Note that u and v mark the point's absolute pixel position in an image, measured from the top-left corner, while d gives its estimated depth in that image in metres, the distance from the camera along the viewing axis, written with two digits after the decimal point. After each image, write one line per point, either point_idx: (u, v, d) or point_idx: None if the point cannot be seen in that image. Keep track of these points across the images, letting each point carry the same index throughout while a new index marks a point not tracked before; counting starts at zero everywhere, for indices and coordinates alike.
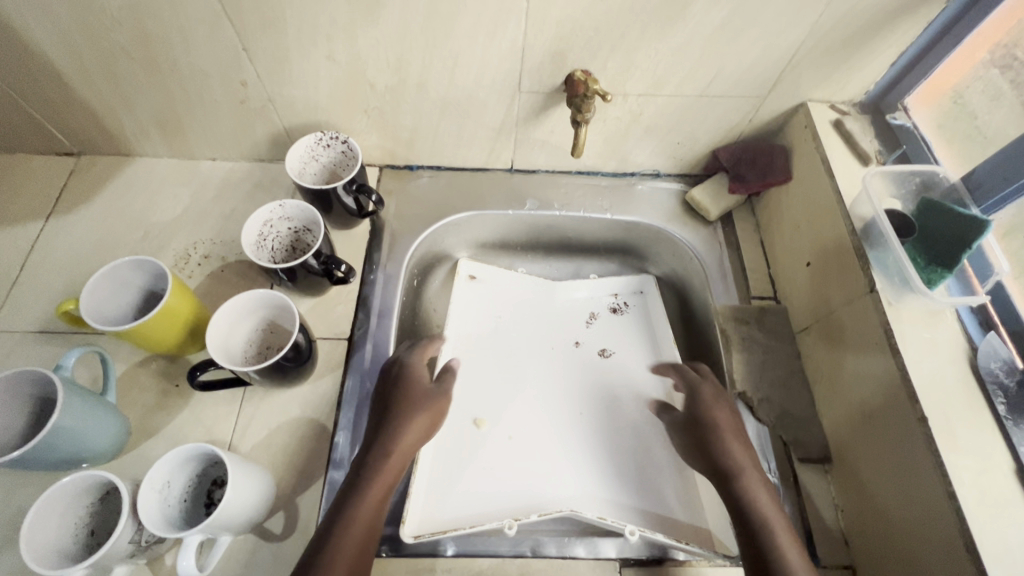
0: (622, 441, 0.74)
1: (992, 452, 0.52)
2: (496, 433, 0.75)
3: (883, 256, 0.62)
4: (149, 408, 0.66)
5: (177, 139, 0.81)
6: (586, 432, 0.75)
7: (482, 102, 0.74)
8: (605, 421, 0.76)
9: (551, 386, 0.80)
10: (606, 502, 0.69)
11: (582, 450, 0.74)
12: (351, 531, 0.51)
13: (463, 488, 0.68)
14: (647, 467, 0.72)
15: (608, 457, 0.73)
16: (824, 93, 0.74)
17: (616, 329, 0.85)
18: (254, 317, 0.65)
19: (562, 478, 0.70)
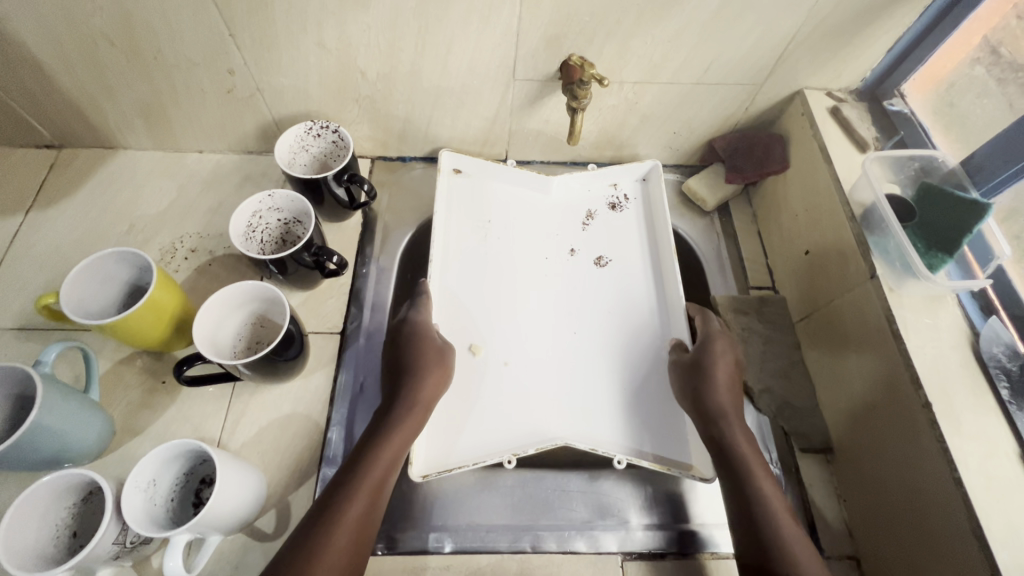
0: (620, 346, 0.70)
1: (997, 437, 0.51)
2: (491, 356, 0.70)
3: (883, 242, 0.61)
4: (134, 406, 0.64)
5: (163, 130, 0.79)
6: (581, 348, 0.71)
7: (476, 90, 0.73)
8: (602, 332, 0.72)
9: (544, 301, 0.74)
10: (602, 417, 0.65)
11: (577, 369, 0.69)
12: (357, 495, 0.49)
13: (460, 418, 0.64)
14: (645, 377, 0.68)
15: (606, 371, 0.69)
16: (820, 81, 0.73)
17: (614, 227, 0.80)
18: (242, 308, 0.63)
19: (563, 394, 0.67)
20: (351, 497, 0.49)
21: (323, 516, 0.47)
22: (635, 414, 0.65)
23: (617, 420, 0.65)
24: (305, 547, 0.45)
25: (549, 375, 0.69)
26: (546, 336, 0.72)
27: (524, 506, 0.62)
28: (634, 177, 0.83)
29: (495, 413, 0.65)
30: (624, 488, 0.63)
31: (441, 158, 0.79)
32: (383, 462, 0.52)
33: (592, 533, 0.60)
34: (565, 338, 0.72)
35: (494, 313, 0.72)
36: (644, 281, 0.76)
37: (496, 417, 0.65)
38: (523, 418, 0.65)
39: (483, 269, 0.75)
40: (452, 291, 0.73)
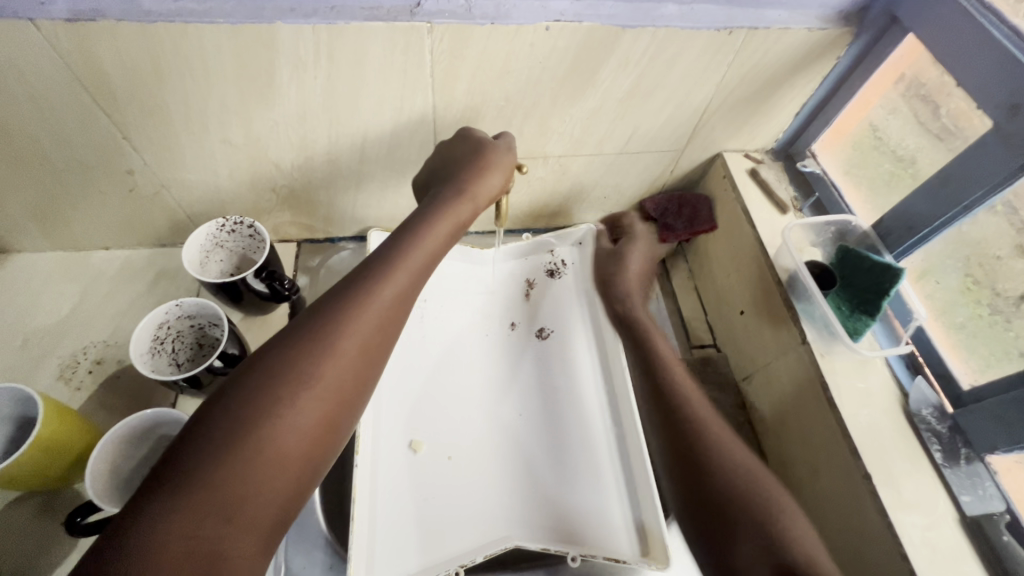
0: (564, 426, 0.69)
1: (936, 504, 0.51)
2: (433, 451, 0.66)
3: (810, 309, 0.62)
4: (25, 558, 0.56)
5: (61, 233, 0.73)
6: (526, 433, 0.68)
7: (399, 173, 0.71)
8: (545, 413, 0.70)
9: (486, 380, 0.72)
10: (550, 508, 0.63)
11: (524, 458, 0.66)
12: (311, 390, 0.40)
13: (401, 530, 0.59)
14: (594, 458, 0.67)
15: (555, 456, 0.66)
16: (737, 143, 0.75)
17: (555, 294, 0.79)
18: (101, 474, 0.53)
19: (510, 486, 0.64)
20: (304, 390, 0.39)
21: (264, 401, 0.38)
22: (584, 502, 0.64)
23: (566, 510, 0.63)
24: (256, 397, 0.38)
25: (493, 467, 0.66)
26: (489, 421, 0.69)
27: None
28: (570, 241, 0.82)
29: (440, 518, 0.61)
30: None
31: (370, 238, 0.75)
32: (359, 335, 0.43)
33: None
34: (509, 422, 0.69)
35: (434, 404, 0.69)
36: (586, 352, 0.75)
37: (439, 523, 0.61)
38: (468, 517, 0.62)
39: (421, 357, 0.72)
40: (386, 386, 0.69)
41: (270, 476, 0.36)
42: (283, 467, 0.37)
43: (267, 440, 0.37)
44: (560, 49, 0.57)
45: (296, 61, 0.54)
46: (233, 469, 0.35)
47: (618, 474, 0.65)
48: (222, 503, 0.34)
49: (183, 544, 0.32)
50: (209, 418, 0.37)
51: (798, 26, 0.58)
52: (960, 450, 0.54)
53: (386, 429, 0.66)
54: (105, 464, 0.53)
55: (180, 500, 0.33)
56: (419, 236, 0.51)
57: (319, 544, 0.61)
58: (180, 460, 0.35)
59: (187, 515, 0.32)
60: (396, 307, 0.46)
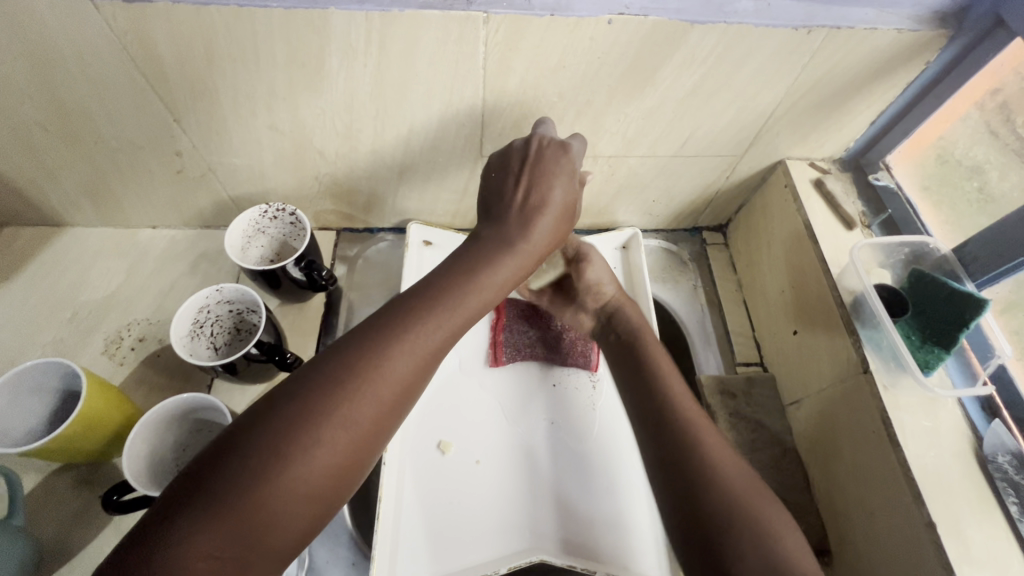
0: (599, 438, 0.66)
1: (1009, 563, 0.47)
2: (463, 455, 0.64)
3: (875, 336, 0.57)
4: (66, 526, 0.58)
5: (111, 209, 0.74)
6: (557, 442, 0.66)
7: (443, 166, 0.69)
8: (578, 424, 0.67)
9: (517, 385, 0.70)
10: (580, 524, 0.61)
11: (557, 468, 0.64)
12: (366, 394, 0.38)
13: (426, 532, 0.58)
14: (626, 475, 0.64)
15: (586, 468, 0.64)
16: (802, 151, 0.70)
17: None
18: (142, 487, 0.52)
19: (538, 497, 0.62)
20: (359, 391, 0.38)
21: (322, 400, 0.37)
22: (617, 520, 0.61)
23: (597, 525, 0.61)
24: (311, 403, 0.37)
25: (522, 476, 0.63)
26: (518, 427, 0.67)
27: None
28: (614, 244, 0.80)
29: (464, 523, 0.60)
30: None
31: (408, 231, 0.76)
32: (426, 348, 0.42)
33: None
34: (540, 431, 0.67)
35: (462, 405, 0.68)
36: None
37: (463, 528, 0.59)
38: (494, 522, 0.60)
39: (453, 360, 0.70)
40: None
41: (292, 502, 0.35)
42: (297, 506, 0.35)
43: (279, 481, 0.35)
44: (620, 45, 0.54)
45: (347, 49, 0.52)
46: (249, 506, 0.33)
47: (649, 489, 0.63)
48: (242, 531, 0.33)
49: (206, 562, 0.32)
50: (233, 450, 0.35)
51: (885, 27, 0.53)
52: None
53: (413, 431, 0.64)
54: (142, 445, 0.54)
55: (204, 521, 0.32)
56: (466, 284, 0.45)
57: (344, 540, 0.60)
58: (247, 441, 0.35)
59: (214, 535, 0.32)
60: (442, 345, 0.43)
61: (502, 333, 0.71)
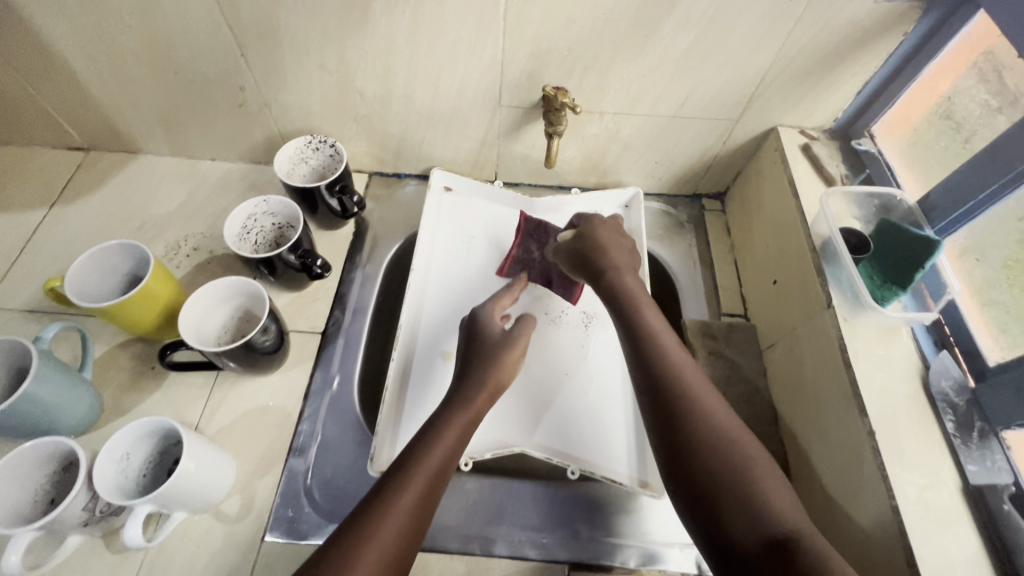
0: (585, 361, 0.74)
1: (941, 470, 0.52)
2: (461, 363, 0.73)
3: (839, 274, 0.63)
4: (122, 389, 0.68)
5: (180, 139, 0.86)
6: (547, 360, 0.74)
7: (465, 114, 0.78)
8: (567, 348, 0.75)
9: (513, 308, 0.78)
10: (559, 429, 0.68)
11: (544, 381, 0.72)
12: (392, 514, 0.46)
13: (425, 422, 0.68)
14: (605, 394, 0.71)
15: (569, 384, 0.72)
16: (793, 118, 0.76)
17: None
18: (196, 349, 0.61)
19: (525, 403, 0.70)
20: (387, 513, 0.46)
21: (358, 530, 0.44)
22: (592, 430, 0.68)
23: (575, 431, 0.68)
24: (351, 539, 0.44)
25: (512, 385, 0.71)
26: None
27: (483, 509, 0.64)
28: (617, 202, 0.88)
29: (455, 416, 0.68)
30: (576, 499, 0.65)
31: (432, 176, 0.85)
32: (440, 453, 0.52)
33: (545, 542, 0.62)
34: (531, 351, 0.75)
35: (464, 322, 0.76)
36: None
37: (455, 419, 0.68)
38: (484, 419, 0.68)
39: (460, 287, 0.79)
40: (428, 304, 0.78)
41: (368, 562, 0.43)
42: None
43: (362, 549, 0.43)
44: (623, 2, 0.62)
45: None
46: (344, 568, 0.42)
47: (627, 405, 0.71)
48: None
49: None
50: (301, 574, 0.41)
51: None
52: (975, 423, 0.54)
53: (422, 342, 0.74)
54: (193, 317, 0.63)
55: None
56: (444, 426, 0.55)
57: (352, 424, 0.68)
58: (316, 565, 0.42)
59: None
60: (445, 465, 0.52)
61: (516, 249, 0.82)
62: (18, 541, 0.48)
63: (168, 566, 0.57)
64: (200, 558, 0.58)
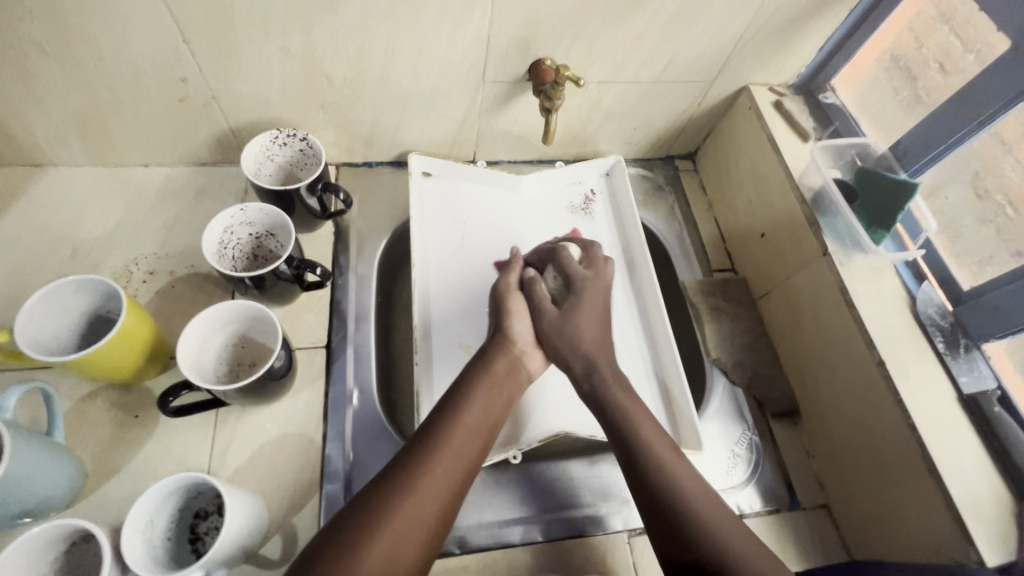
0: None
1: (940, 386, 0.59)
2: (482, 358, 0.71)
3: (833, 222, 0.68)
4: (106, 445, 0.59)
5: (103, 144, 0.72)
6: None
7: (446, 93, 0.73)
8: None
9: None
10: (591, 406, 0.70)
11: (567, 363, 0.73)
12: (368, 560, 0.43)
13: None
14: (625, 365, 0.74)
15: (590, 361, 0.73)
16: (763, 76, 0.80)
17: (590, 219, 0.85)
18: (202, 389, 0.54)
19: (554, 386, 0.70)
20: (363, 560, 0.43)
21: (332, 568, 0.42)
22: None
23: None
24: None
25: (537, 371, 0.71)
26: None
27: (537, 497, 0.64)
28: (600, 171, 0.88)
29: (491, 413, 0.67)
30: (621, 470, 0.67)
31: (410, 162, 0.79)
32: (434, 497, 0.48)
33: (601, 515, 0.64)
34: None
35: (475, 311, 0.75)
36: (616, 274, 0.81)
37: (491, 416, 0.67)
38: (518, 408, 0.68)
39: (464, 278, 0.76)
40: (434, 301, 0.74)
41: None
42: None
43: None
44: None
45: None
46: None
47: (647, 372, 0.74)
48: None
49: None
50: None
51: None
52: (960, 341, 0.62)
53: (439, 341, 0.72)
54: (191, 352, 0.55)
55: None
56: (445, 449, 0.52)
57: (382, 437, 0.64)
58: None
59: None
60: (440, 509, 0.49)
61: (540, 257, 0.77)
62: None
63: None
64: None
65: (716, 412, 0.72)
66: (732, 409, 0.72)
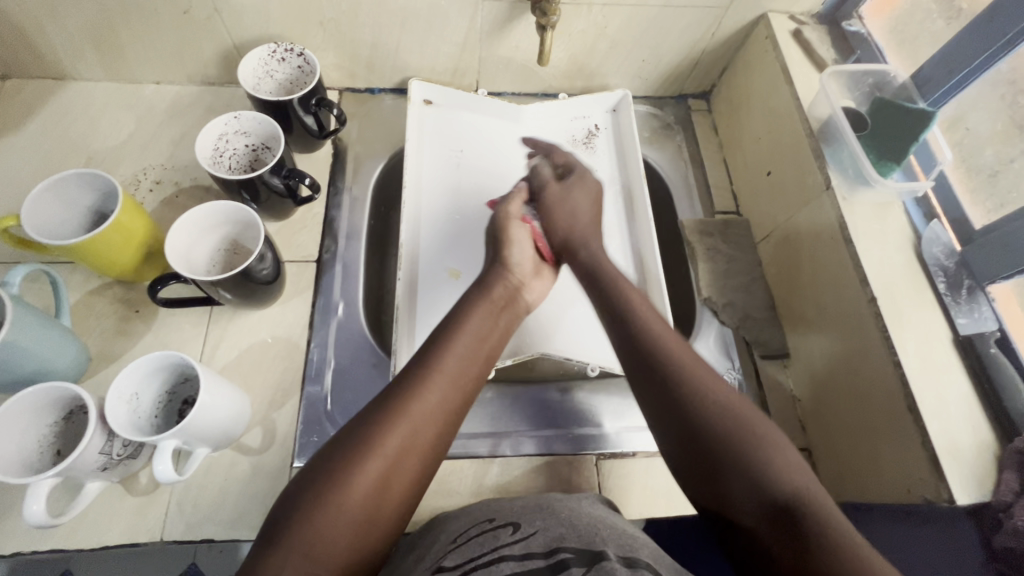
0: None
1: (935, 327, 0.56)
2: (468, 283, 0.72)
3: (838, 154, 0.65)
4: (109, 335, 0.63)
5: (115, 58, 0.75)
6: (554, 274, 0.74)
7: (444, 13, 0.72)
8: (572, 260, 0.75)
9: None
10: (571, 335, 0.69)
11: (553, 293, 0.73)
12: (367, 459, 0.43)
13: None
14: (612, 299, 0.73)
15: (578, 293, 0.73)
16: (783, 3, 0.74)
17: (591, 154, 0.84)
18: (188, 282, 0.57)
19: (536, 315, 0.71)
20: (359, 461, 0.42)
21: (330, 475, 0.42)
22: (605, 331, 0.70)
23: (587, 334, 0.70)
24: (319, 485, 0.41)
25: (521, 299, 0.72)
26: None
27: (510, 416, 0.66)
28: (605, 106, 0.85)
29: None
30: (597, 397, 0.68)
31: (410, 88, 0.79)
32: (429, 402, 0.47)
33: (571, 438, 0.65)
34: None
35: (464, 237, 0.75)
36: (612, 212, 0.80)
37: None
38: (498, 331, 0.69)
39: (456, 206, 0.77)
40: (424, 226, 0.75)
41: (332, 525, 0.40)
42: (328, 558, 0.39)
43: (331, 506, 0.40)
44: None
45: None
46: (311, 536, 0.39)
47: (635, 308, 0.73)
48: (308, 541, 0.39)
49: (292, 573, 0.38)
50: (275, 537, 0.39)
51: None
52: (964, 282, 0.58)
53: (426, 264, 0.73)
54: (180, 249, 0.59)
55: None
56: (439, 360, 0.50)
57: (364, 348, 0.67)
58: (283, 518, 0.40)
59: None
60: (437, 412, 0.47)
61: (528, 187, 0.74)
62: (39, 489, 0.45)
63: (199, 502, 0.56)
64: (230, 491, 0.57)
65: (701, 349, 0.71)
66: (718, 348, 0.71)
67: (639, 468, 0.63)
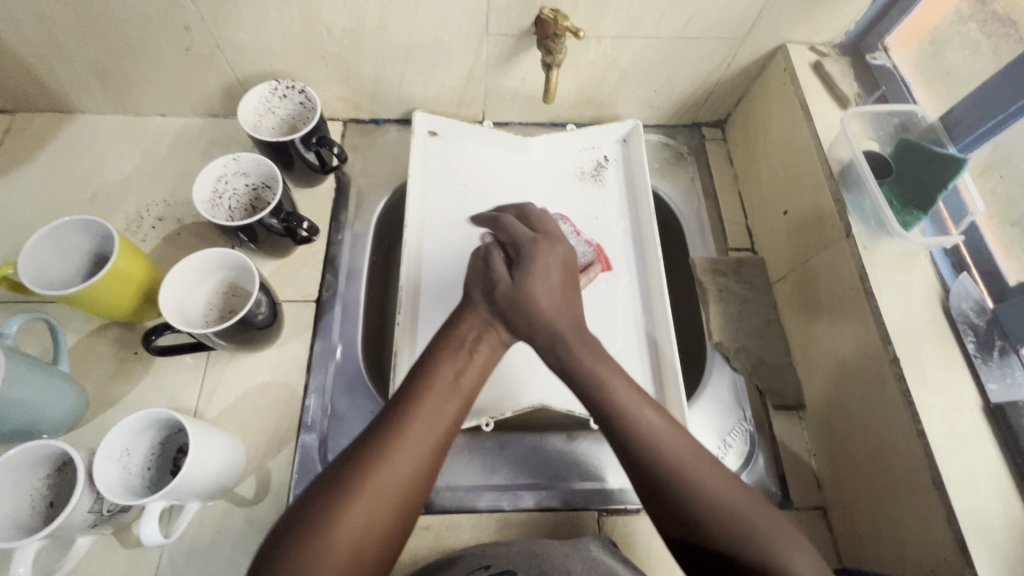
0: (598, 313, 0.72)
1: (963, 390, 0.52)
2: None
3: (859, 200, 0.61)
4: (106, 378, 0.63)
5: (121, 93, 0.75)
6: None
7: (448, 47, 0.70)
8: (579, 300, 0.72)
9: None
10: None
11: None
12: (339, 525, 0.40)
13: None
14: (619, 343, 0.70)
15: None
16: (803, 34, 0.71)
17: (599, 187, 0.81)
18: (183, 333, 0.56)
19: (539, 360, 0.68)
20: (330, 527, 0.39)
21: (300, 545, 0.39)
22: None
23: None
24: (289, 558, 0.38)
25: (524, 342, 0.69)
26: None
27: (509, 466, 0.64)
28: (615, 137, 0.83)
29: None
30: (599, 446, 0.65)
31: (415, 121, 0.78)
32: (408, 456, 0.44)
33: (571, 491, 0.62)
34: None
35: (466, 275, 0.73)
36: (619, 247, 0.77)
37: None
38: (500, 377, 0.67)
39: (459, 243, 0.75)
40: (425, 264, 0.73)
41: None
42: None
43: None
44: None
45: None
46: None
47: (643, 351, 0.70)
48: None
49: None
50: None
51: None
52: (995, 342, 0.55)
53: (427, 304, 0.71)
54: (175, 295, 0.58)
55: None
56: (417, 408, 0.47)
57: (361, 393, 0.65)
58: None
59: None
60: (417, 466, 0.44)
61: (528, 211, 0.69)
62: (25, 553, 0.44)
63: (190, 555, 0.55)
64: (222, 544, 0.56)
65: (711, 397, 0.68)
66: (730, 396, 0.68)
67: (643, 526, 0.60)
